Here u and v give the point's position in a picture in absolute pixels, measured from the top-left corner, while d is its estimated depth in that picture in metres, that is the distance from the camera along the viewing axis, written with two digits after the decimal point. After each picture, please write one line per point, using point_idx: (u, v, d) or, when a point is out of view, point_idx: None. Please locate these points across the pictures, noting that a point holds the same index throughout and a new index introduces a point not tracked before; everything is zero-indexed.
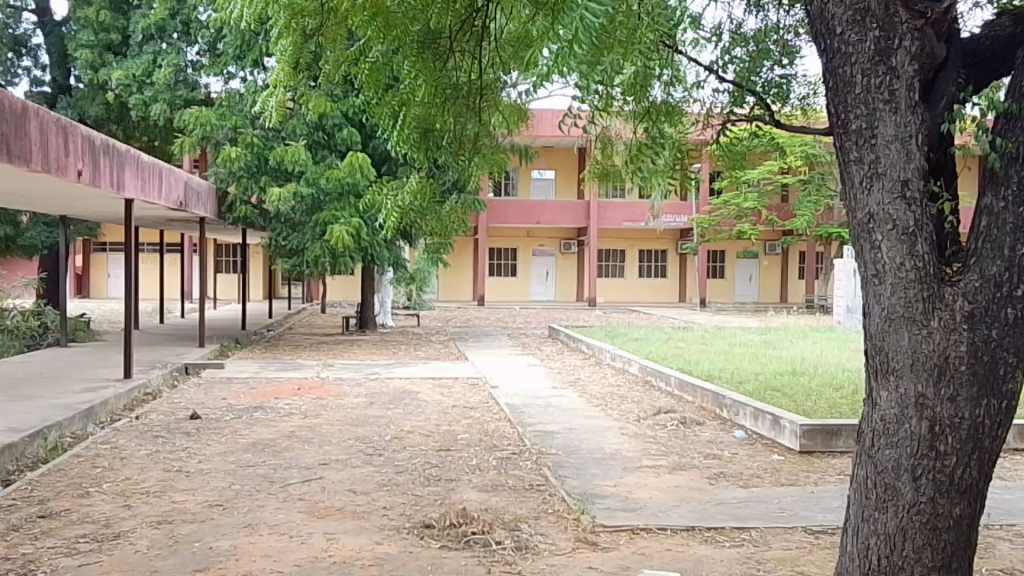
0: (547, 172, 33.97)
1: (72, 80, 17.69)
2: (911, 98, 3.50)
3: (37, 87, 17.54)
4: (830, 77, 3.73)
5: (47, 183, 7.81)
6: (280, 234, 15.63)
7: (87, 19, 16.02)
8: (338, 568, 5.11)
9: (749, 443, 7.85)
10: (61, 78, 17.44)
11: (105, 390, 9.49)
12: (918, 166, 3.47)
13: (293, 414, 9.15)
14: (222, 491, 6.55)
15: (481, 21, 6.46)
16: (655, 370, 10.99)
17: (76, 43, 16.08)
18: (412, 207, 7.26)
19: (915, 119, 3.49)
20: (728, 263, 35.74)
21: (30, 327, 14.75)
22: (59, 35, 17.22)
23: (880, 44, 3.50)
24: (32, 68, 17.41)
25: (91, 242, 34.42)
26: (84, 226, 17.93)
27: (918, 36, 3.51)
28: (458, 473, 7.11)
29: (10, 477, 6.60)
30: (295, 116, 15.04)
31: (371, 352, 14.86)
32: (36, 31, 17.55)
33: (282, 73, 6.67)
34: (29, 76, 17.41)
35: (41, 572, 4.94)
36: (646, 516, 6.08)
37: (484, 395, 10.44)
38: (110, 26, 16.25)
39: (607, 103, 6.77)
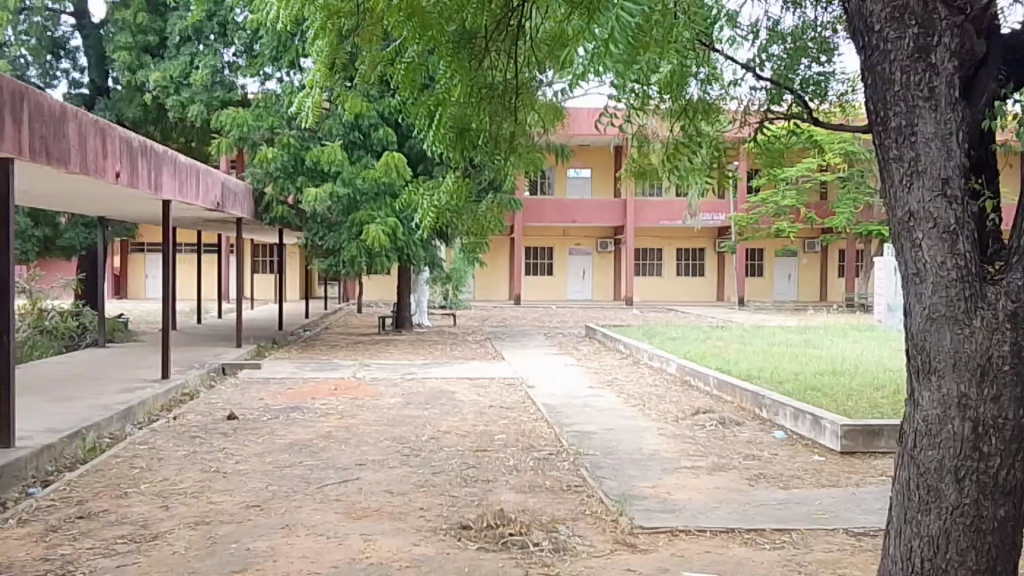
0: (583, 172, 34.03)
1: (110, 81, 17.85)
2: (952, 95, 3.31)
3: (75, 89, 17.75)
4: (868, 75, 3.54)
5: (88, 184, 7.88)
6: (316, 234, 15.74)
7: (125, 21, 16.14)
8: (376, 569, 5.07)
9: (788, 444, 7.76)
10: (99, 80, 17.61)
11: (143, 390, 9.53)
12: (959, 164, 3.27)
13: (329, 414, 9.12)
14: (259, 492, 6.53)
15: (517, 21, 6.35)
16: (693, 370, 10.91)
17: (115, 45, 16.18)
18: (449, 207, 7.33)
19: (956, 116, 3.30)
20: (766, 262, 35.58)
21: (69, 327, 14.65)
22: (98, 38, 17.38)
23: (919, 41, 3.33)
24: (71, 71, 17.64)
25: (129, 242, 34.70)
26: (122, 227, 18.06)
27: (958, 33, 3.33)
28: (496, 473, 7.07)
29: (49, 477, 6.66)
30: (331, 116, 15.10)
31: (408, 352, 14.80)
32: (75, 33, 17.72)
33: (320, 74, 6.73)
34: (67, 79, 17.65)
35: (81, 572, 4.92)
36: (685, 518, 6.01)
37: (522, 394, 10.40)
38: (147, 28, 16.36)
39: (644, 102, 6.71)
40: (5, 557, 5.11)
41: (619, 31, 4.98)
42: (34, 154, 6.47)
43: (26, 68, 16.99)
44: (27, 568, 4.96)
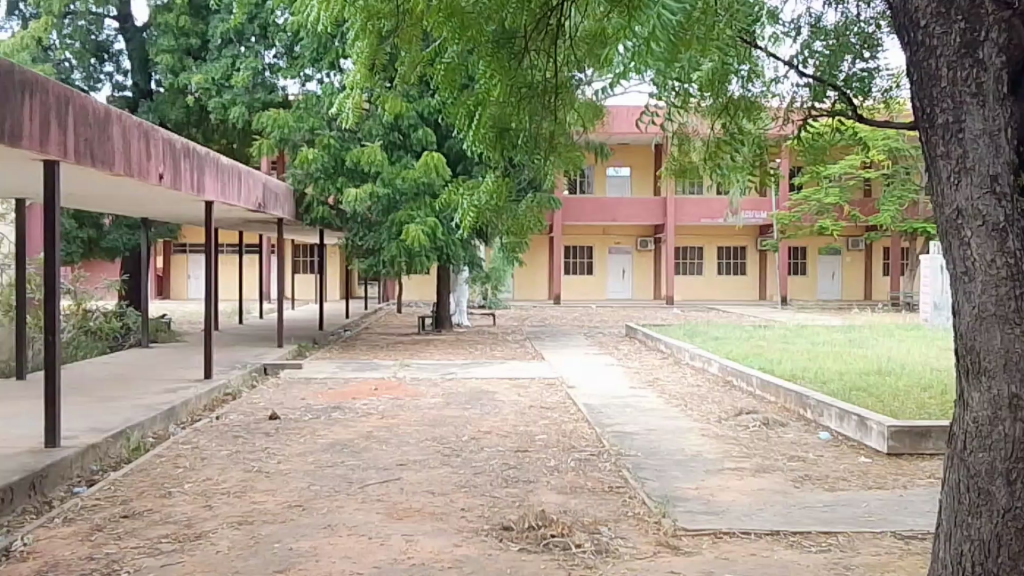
0: (623, 169, 33.90)
1: (153, 84, 18.00)
2: (1003, 88, 3.03)
3: (119, 91, 17.98)
4: (914, 71, 3.29)
5: (130, 187, 7.97)
6: (356, 234, 15.86)
7: (168, 24, 16.24)
8: (418, 569, 5.03)
9: (833, 445, 7.66)
10: (143, 83, 17.80)
11: (185, 390, 9.57)
12: (1012, 159, 3.00)
13: (370, 415, 9.10)
14: (301, 491, 6.52)
15: (557, 19, 6.33)
16: (736, 370, 10.81)
17: (158, 48, 16.31)
18: (488, 207, 7.39)
19: (1010, 109, 3.02)
20: (809, 260, 35.26)
21: (113, 327, 14.65)
22: (141, 41, 17.56)
23: (966, 35, 3.06)
24: (114, 74, 17.89)
25: (171, 244, 35.01)
26: (165, 229, 18.23)
27: (1012, 21, 3.03)
28: (537, 474, 7.01)
29: (93, 477, 6.72)
30: (371, 117, 15.14)
31: (447, 352, 14.76)
32: (118, 36, 17.90)
33: (359, 75, 6.78)
34: (111, 82, 17.88)
35: (126, 571, 4.92)
36: (730, 520, 5.91)
37: (563, 394, 10.35)
38: (190, 31, 16.48)
39: (684, 101, 6.58)
40: (53, 555, 5.14)
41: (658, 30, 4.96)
42: (79, 157, 6.55)
43: (71, 72, 17.17)
44: (73, 567, 4.97)
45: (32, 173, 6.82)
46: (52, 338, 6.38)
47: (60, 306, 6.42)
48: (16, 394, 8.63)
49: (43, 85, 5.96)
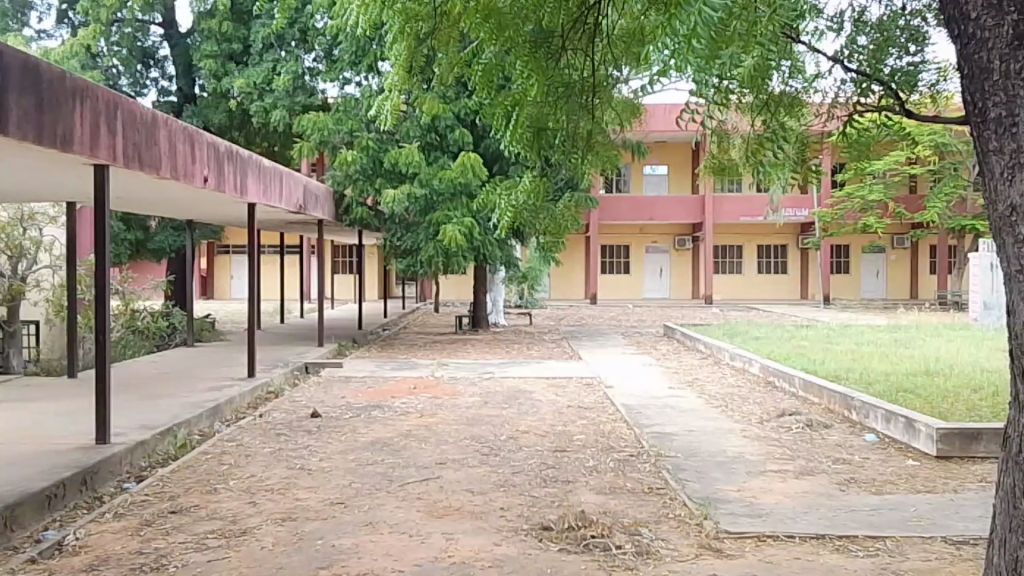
0: (659, 168, 33.66)
1: (196, 88, 18.37)
2: None
3: (164, 96, 18.43)
4: (964, 65, 3.06)
5: (177, 190, 8.16)
6: (394, 234, 16.03)
7: (211, 30, 16.54)
8: (458, 568, 5.04)
9: (879, 447, 7.49)
10: (187, 87, 18.20)
11: (229, 389, 9.72)
12: None
13: (409, 413, 9.16)
14: (343, 489, 6.59)
15: (593, 18, 6.28)
16: (778, 370, 10.66)
17: (201, 53, 16.66)
18: (526, 206, 7.40)
19: None
20: (852, 258, 34.63)
21: (159, 327, 14.95)
22: (184, 46, 17.94)
23: (1022, 27, 2.81)
24: (160, 79, 18.35)
25: (215, 245, 35.74)
26: (208, 230, 18.58)
27: None
28: (576, 475, 6.98)
29: (142, 473, 6.90)
30: (409, 118, 15.29)
31: (484, 351, 14.76)
32: (163, 43, 18.34)
33: (398, 78, 6.89)
34: (156, 87, 18.35)
35: (174, 566, 5.02)
36: (773, 523, 5.80)
37: (602, 394, 10.31)
38: (232, 36, 16.77)
39: (724, 96, 6.48)
40: (104, 549, 5.26)
41: (699, 26, 4.87)
42: (127, 160, 6.74)
43: (118, 78, 17.62)
44: (123, 561, 5.07)
45: (83, 177, 7.04)
46: (101, 336, 6.52)
47: (109, 306, 6.56)
48: (68, 391, 8.92)
49: (93, 91, 6.18)
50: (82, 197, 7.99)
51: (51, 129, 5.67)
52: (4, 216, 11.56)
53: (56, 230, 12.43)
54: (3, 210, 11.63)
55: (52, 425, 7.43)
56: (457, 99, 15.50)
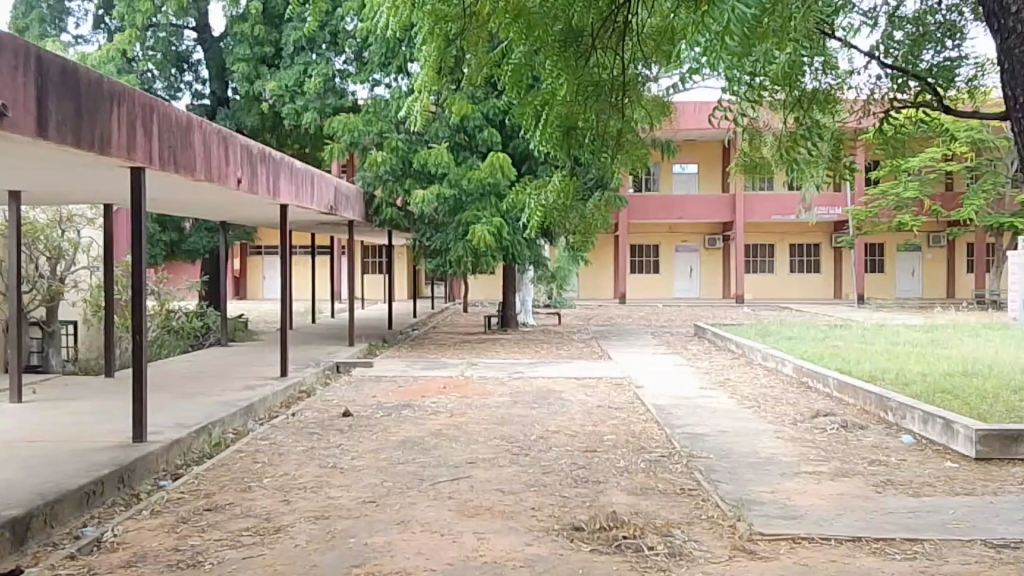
0: (689, 167, 33.50)
1: (229, 92, 18.63)
2: None
3: (198, 100, 18.72)
4: (1005, 58, 3.36)
5: (212, 191, 8.31)
6: (424, 235, 16.14)
7: (244, 34, 16.72)
8: (490, 568, 5.03)
9: (916, 449, 7.36)
10: (220, 90, 18.45)
11: (262, 387, 9.85)
12: None
13: (438, 413, 9.18)
14: (375, 487, 6.63)
15: (624, 17, 6.24)
16: (812, 370, 10.54)
17: (235, 57, 16.88)
18: (554, 206, 7.35)
19: None
20: (887, 256, 34.19)
21: (194, 328, 15.10)
22: (218, 50, 18.21)
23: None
24: (194, 83, 18.65)
25: (247, 246, 36.21)
26: (242, 231, 18.79)
27: None
28: (606, 475, 6.95)
29: (178, 470, 7.02)
30: (438, 119, 15.40)
31: (514, 351, 14.74)
32: (196, 46, 18.63)
33: (427, 78, 6.93)
34: (190, 91, 18.64)
35: (210, 563, 5.08)
36: (808, 525, 5.72)
37: (632, 394, 10.27)
38: (264, 40, 16.98)
39: (758, 94, 6.43)
40: (141, 546, 5.34)
41: (733, 23, 4.81)
42: (163, 163, 6.85)
43: (153, 82, 17.92)
44: (160, 558, 5.14)
45: (119, 180, 7.17)
46: (136, 335, 6.63)
47: (146, 307, 6.64)
48: (106, 389, 9.12)
49: (131, 96, 6.32)
50: (119, 199, 8.14)
51: (89, 132, 5.79)
52: (43, 218, 11.82)
53: (93, 232, 12.66)
54: (42, 212, 11.85)
55: (90, 423, 7.57)
56: (486, 99, 15.51)
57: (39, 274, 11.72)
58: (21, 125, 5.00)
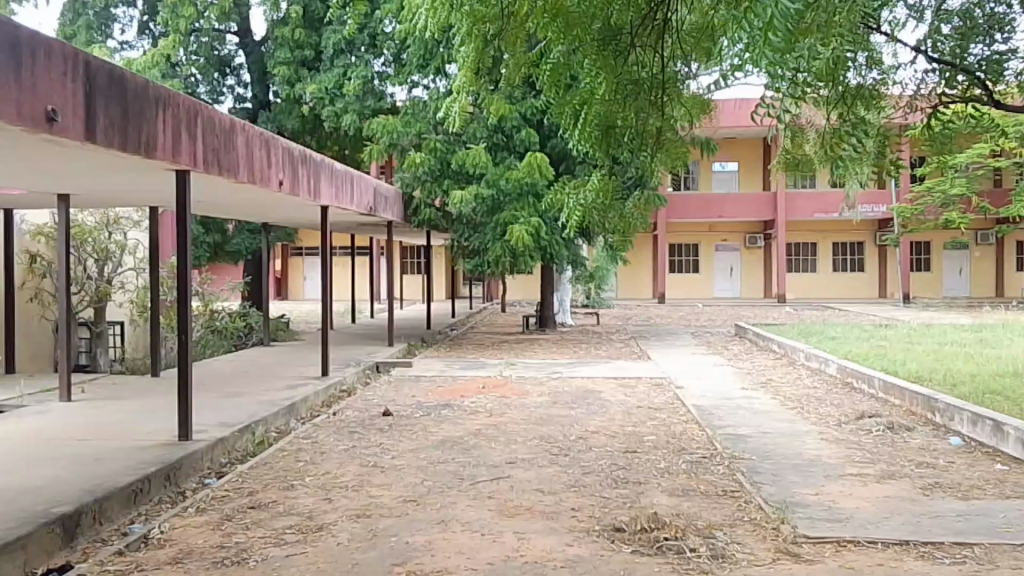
0: (730, 164, 33.15)
1: (270, 94, 18.89)
2: None
3: (240, 103, 18.99)
4: None
5: (256, 194, 8.45)
6: (462, 235, 16.20)
7: (285, 37, 16.95)
8: (531, 568, 5.03)
9: (965, 451, 7.21)
10: (261, 94, 18.71)
11: (304, 386, 9.98)
12: None
13: (477, 413, 9.21)
14: (415, 487, 6.66)
15: (663, 14, 6.01)
16: (856, 371, 10.39)
17: (276, 61, 17.09)
18: (594, 206, 7.35)
19: None
20: (934, 255, 33.60)
21: (236, 327, 15.33)
22: (260, 54, 18.49)
23: None
24: (236, 86, 18.94)
25: (289, 247, 36.76)
26: (283, 233, 18.99)
27: None
28: (647, 476, 6.91)
29: (223, 468, 7.12)
30: (476, 120, 15.46)
31: (552, 351, 14.74)
32: (238, 50, 18.92)
33: (465, 79, 7.03)
34: (232, 94, 18.92)
35: (254, 560, 5.14)
36: (854, 528, 5.63)
37: (672, 394, 10.23)
38: (304, 43, 17.14)
39: (800, 90, 6.40)
40: (186, 543, 5.42)
41: (777, 19, 4.75)
42: (208, 165, 6.98)
43: (197, 86, 18.20)
44: (205, 555, 5.22)
45: (162, 182, 7.29)
46: (181, 336, 6.72)
47: (191, 307, 6.74)
48: (151, 388, 9.31)
49: (176, 100, 6.44)
50: (164, 202, 8.34)
51: (136, 136, 5.93)
52: (91, 220, 12.06)
53: (139, 234, 12.87)
54: (91, 215, 12.10)
55: (136, 421, 7.72)
56: (524, 99, 15.57)
57: (87, 276, 12.02)
58: (70, 130, 5.14)
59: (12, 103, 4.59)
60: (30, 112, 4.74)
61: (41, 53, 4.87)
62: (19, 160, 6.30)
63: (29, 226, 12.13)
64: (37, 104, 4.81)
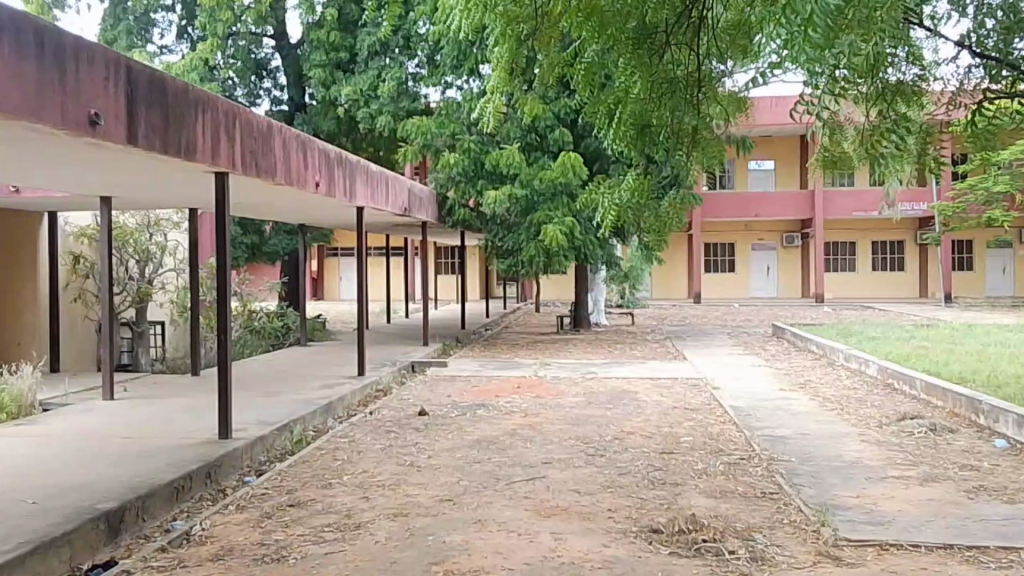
0: (767, 163, 32.80)
1: (306, 97, 19.07)
2: None
3: (276, 106, 19.19)
4: None
5: (293, 196, 8.57)
6: (496, 235, 16.25)
7: (321, 40, 17.12)
8: (569, 568, 5.02)
9: (1011, 454, 7.07)
10: (297, 96, 18.91)
11: (340, 386, 10.08)
12: None
13: (513, 413, 9.22)
14: (452, 486, 6.70)
15: (699, 11, 5.93)
16: (897, 372, 10.24)
17: (311, 63, 17.23)
18: (628, 205, 7.35)
19: None
20: (976, 254, 32.98)
21: (274, 327, 15.52)
22: (295, 57, 18.66)
23: None
24: (272, 89, 19.12)
25: (325, 248, 37.18)
26: (320, 234, 19.14)
27: None
28: (684, 477, 6.87)
29: (262, 467, 7.22)
30: (511, 120, 15.50)
31: (586, 351, 14.73)
32: (275, 53, 19.11)
33: (499, 80, 7.02)
34: (269, 97, 19.11)
35: (294, 557, 5.20)
36: (897, 531, 5.54)
37: (709, 394, 10.20)
38: (339, 45, 17.28)
39: (839, 87, 6.29)
40: (227, 540, 5.49)
41: (817, 16, 4.62)
42: (246, 167, 7.09)
43: (234, 89, 18.41)
44: (246, 552, 5.28)
45: (201, 185, 7.39)
46: (222, 335, 6.81)
47: (230, 307, 6.82)
48: (191, 387, 9.47)
49: (215, 103, 6.53)
50: (203, 205, 8.48)
51: (177, 140, 6.02)
52: (133, 222, 12.36)
53: (179, 234, 13.10)
54: (132, 217, 12.40)
55: (176, 420, 7.86)
56: (557, 99, 15.62)
57: (128, 276, 12.29)
58: (112, 134, 5.24)
59: (57, 109, 4.70)
60: (74, 118, 4.85)
61: (83, 59, 4.95)
62: (66, 165, 6.50)
63: (72, 228, 12.43)
64: (81, 109, 4.91)
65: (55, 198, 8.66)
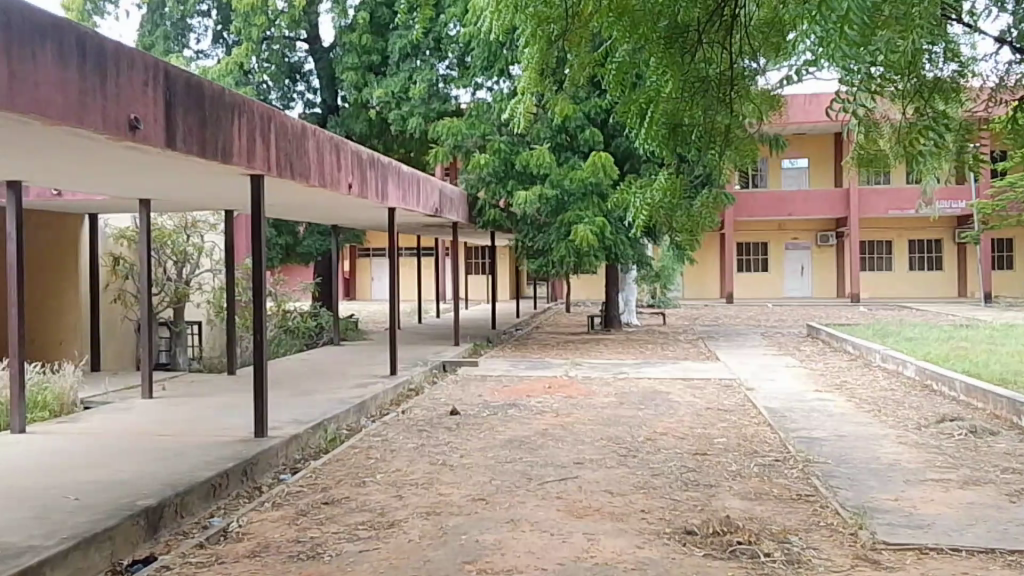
0: (800, 160, 32.47)
1: (338, 99, 19.32)
2: None
3: (310, 108, 19.46)
4: None
5: (325, 197, 8.68)
6: (527, 235, 16.18)
7: (353, 43, 17.26)
8: (602, 569, 5.01)
9: None
10: (330, 99, 19.19)
11: (373, 385, 10.17)
12: None
13: (544, 413, 9.24)
14: (484, 485, 6.73)
15: (731, 10, 5.87)
16: (936, 372, 10.09)
17: (344, 66, 17.43)
18: (660, 204, 7.32)
19: None
20: (1016, 252, 32.24)
21: (308, 327, 15.73)
22: (328, 60, 18.91)
23: None
24: (306, 92, 19.36)
25: (356, 249, 37.56)
26: (351, 235, 19.25)
27: None
28: (718, 479, 6.83)
29: (296, 465, 7.33)
30: (540, 120, 15.54)
31: (617, 351, 14.70)
32: (308, 57, 19.34)
33: (529, 80, 7.01)
34: (302, 100, 19.37)
35: (330, 555, 5.26)
36: (937, 535, 5.45)
37: (743, 395, 10.15)
38: (371, 48, 17.44)
39: (876, 84, 6.24)
40: (263, 537, 5.57)
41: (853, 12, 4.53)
42: (280, 170, 7.19)
43: (268, 92, 18.67)
44: (282, 549, 5.35)
45: (238, 186, 7.53)
46: (257, 335, 6.93)
47: (265, 308, 6.92)
48: (226, 386, 9.63)
49: (250, 107, 6.65)
50: (238, 207, 8.63)
51: (213, 143, 6.13)
52: (171, 224, 12.60)
53: (215, 236, 13.32)
54: (171, 218, 12.63)
55: (212, 418, 8.01)
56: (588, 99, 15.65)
57: (166, 277, 12.53)
58: (152, 137, 5.35)
59: (98, 113, 4.81)
60: (114, 121, 4.95)
61: (123, 64, 5.06)
62: (105, 168, 6.66)
63: (112, 229, 12.75)
64: (121, 114, 5.02)
65: (92, 200, 8.81)
